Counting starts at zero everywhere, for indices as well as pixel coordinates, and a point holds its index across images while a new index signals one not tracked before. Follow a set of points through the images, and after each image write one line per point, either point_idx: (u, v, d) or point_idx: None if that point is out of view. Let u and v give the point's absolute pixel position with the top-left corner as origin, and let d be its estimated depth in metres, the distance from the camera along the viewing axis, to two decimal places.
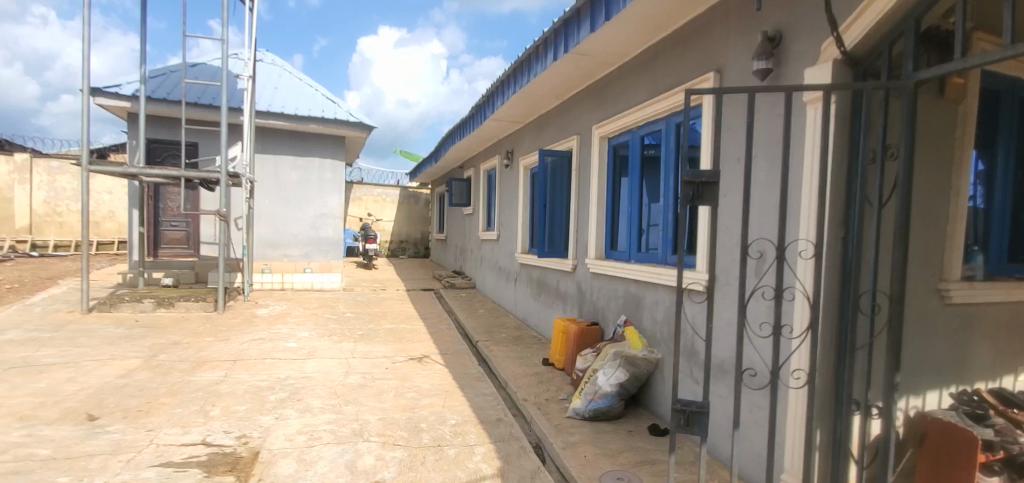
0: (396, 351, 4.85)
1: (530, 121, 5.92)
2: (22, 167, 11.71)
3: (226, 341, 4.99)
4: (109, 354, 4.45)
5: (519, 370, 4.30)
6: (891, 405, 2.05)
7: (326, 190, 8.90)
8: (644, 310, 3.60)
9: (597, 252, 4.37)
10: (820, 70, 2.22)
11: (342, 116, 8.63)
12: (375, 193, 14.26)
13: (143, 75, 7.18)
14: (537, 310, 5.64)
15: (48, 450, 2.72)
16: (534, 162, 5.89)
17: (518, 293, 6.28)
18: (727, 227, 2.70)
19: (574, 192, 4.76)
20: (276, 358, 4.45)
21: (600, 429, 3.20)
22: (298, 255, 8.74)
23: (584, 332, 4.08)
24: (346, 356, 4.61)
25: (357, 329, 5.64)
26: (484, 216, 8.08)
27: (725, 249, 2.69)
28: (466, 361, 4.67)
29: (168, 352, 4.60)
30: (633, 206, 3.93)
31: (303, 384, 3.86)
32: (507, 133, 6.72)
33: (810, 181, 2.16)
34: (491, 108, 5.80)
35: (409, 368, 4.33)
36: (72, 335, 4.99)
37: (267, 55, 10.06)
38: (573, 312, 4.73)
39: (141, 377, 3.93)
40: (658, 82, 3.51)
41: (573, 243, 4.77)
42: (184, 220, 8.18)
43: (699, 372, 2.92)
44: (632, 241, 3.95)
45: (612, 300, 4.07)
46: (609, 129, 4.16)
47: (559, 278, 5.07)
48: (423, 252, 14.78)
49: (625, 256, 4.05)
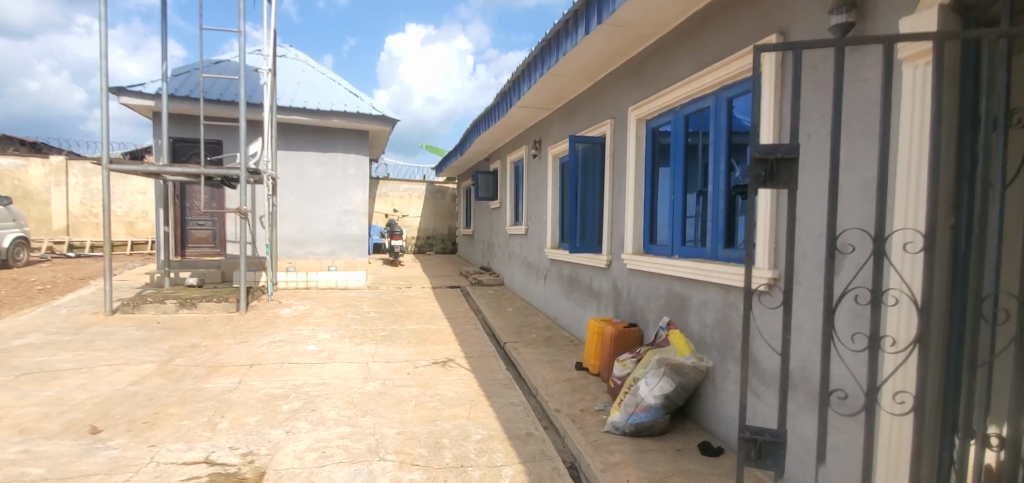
0: (419, 354, 4.56)
1: (559, 106, 5.53)
2: (58, 169, 11.90)
3: (245, 344, 4.80)
4: (124, 359, 4.30)
5: (551, 376, 3.96)
6: (1019, 436, 1.63)
7: (349, 186, 8.71)
8: (691, 310, 3.20)
9: (635, 247, 3.96)
10: (920, 19, 1.80)
11: (366, 110, 8.41)
12: (401, 189, 14.07)
13: (164, 73, 7.07)
14: (568, 309, 5.29)
15: (42, 469, 2.52)
16: (564, 151, 5.50)
17: (548, 290, 5.93)
18: (805, 218, 2.28)
19: (607, 181, 4.36)
20: (293, 363, 4.21)
21: (644, 447, 2.83)
22: (324, 253, 8.61)
23: (621, 334, 3.71)
24: (366, 360, 4.35)
25: (380, 331, 5.39)
26: (512, 209, 7.74)
27: (804, 245, 2.28)
28: (493, 365, 4.34)
29: (184, 355, 4.42)
30: (676, 195, 3.50)
31: (319, 391, 3.60)
32: (537, 122, 6.32)
33: (915, 157, 1.76)
34: (517, 94, 5.43)
35: (432, 374, 4.04)
36: (92, 338, 4.88)
37: (290, 50, 9.91)
38: (609, 312, 4.35)
39: (153, 384, 3.75)
40: (705, 53, 3.10)
41: (607, 238, 4.38)
42: (210, 219, 8.15)
43: (772, 388, 2.51)
44: (675, 234, 3.53)
45: (653, 300, 3.66)
46: (647, 110, 3.75)
47: (592, 274, 4.70)
48: (450, 249, 14.58)
49: (666, 250, 3.64)
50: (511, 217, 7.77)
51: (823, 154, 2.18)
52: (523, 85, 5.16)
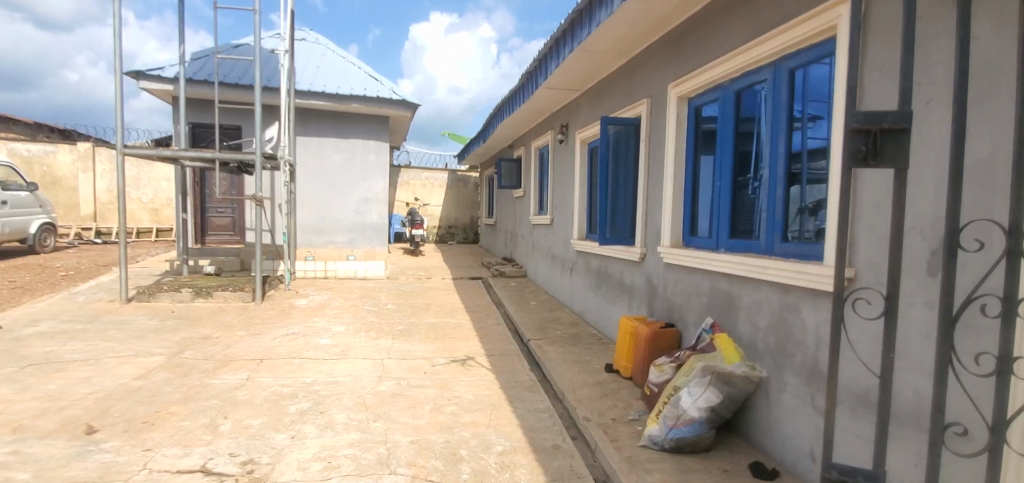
0: (437, 351, 4.30)
1: (590, 87, 5.16)
2: (86, 155, 11.96)
3: (257, 336, 4.59)
4: (133, 350, 4.14)
5: (579, 379, 3.65)
6: None
7: (369, 173, 8.49)
8: (740, 311, 2.86)
9: (674, 240, 3.59)
10: None
11: (386, 94, 8.13)
12: (422, 177, 13.83)
13: (181, 56, 6.92)
14: (597, 305, 4.96)
15: (26, 475, 2.34)
16: (594, 135, 5.13)
17: (574, 284, 5.61)
18: None
19: (642, 167, 4.00)
20: (305, 359, 3.98)
21: (687, 466, 2.52)
22: (343, 242, 8.43)
23: (656, 335, 3.37)
24: (382, 357, 4.11)
25: (397, 324, 5.14)
26: (537, 198, 7.40)
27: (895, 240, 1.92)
28: (517, 365, 4.05)
29: (194, 348, 4.24)
30: (723, 181, 3.13)
31: (330, 391, 3.36)
32: (564, 105, 5.95)
33: None
34: (544, 73, 5.07)
35: (450, 374, 3.77)
36: (104, 328, 4.75)
37: (310, 34, 9.68)
38: (642, 310, 4.01)
39: (159, 378, 3.56)
40: (766, 16, 2.69)
41: (641, 229, 4.02)
42: (230, 206, 8.03)
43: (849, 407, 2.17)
44: (721, 225, 3.16)
45: (694, 299, 3.30)
46: (691, 85, 3.37)
47: (623, 268, 4.35)
48: (472, 238, 14.37)
49: (710, 244, 3.26)
50: (535, 207, 7.44)
51: (935, 126, 1.80)
52: (550, 63, 4.80)
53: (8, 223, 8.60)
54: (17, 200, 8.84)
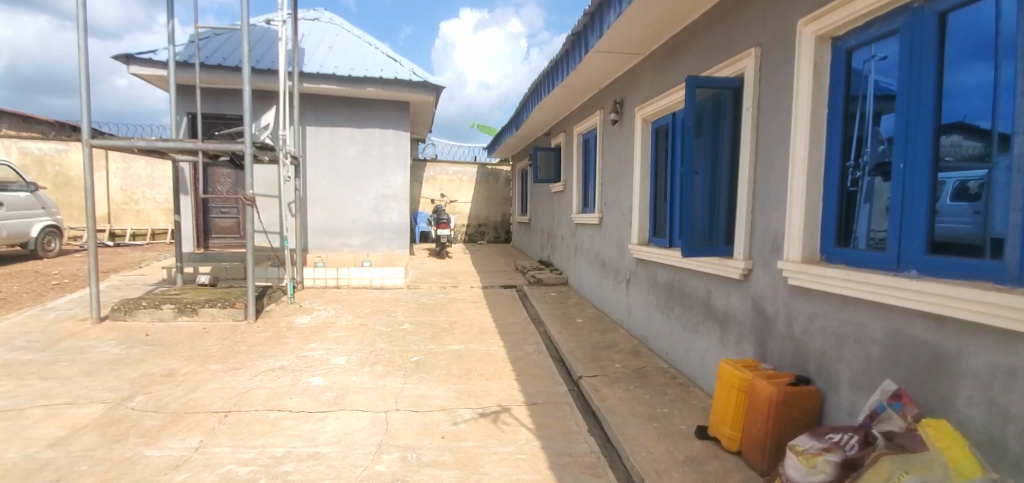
0: (459, 398, 3.23)
1: (657, 49, 4.00)
2: (99, 154, 11.37)
3: (234, 373, 3.60)
4: (71, 395, 3.20)
5: (662, 453, 2.51)
6: None
7: (388, 167, 7.51)
8: (963, 382, 1.71)
9: (807, 252, 2.42)
10: None
11: (405, 75, 7.10)
12: (450, 172, 12.81)
13: (169, 33, 6.02)
14: (666, 330, 3.82)
15: None
16: (663, 112, 3.98)
17: (632, 299, 4.50)
18: None
19: (748, 144, 2.84)
20: (284, 413, 2.96)
21: None
22: (358, 245, 7.48)
23: (788, 397, 2.22)
24: (387, 407, 3.07)
25: (412, 353, 4.09)
26: (580, 192, 6.26)
27: None
28: (570, 423, 2.93)
29: (149, 391, 3.28)
30: (912, 161, 1.94)
31: (304, 476, 2.32)
32: (619, 76, 4.80)
33: None
34: (597, 31, 3.93)
35: (477, 440, 2.69)
36: (55, 359, 3.84)
37: (324, 14, 8.72)
38: (744, 348, 2.85)
39: (80, 445, 2.60)
40: None
41: (744, 234, 2.86)
42: (235, 206, 7.17)
43: None
44: (906, 231, 1.98)
45: (851, 346, 2.16)
46: (841, 16, 2.19)
47: (711, 286, 3.20)
48: (504, 237, 13.34)
49: (886, 264, 2.05)
50: (578, 203, 6.30)
51: None
52: (607, 15, 3.65)
53: (5, 226, 7.93)
54: (15, 202, 8.17)
